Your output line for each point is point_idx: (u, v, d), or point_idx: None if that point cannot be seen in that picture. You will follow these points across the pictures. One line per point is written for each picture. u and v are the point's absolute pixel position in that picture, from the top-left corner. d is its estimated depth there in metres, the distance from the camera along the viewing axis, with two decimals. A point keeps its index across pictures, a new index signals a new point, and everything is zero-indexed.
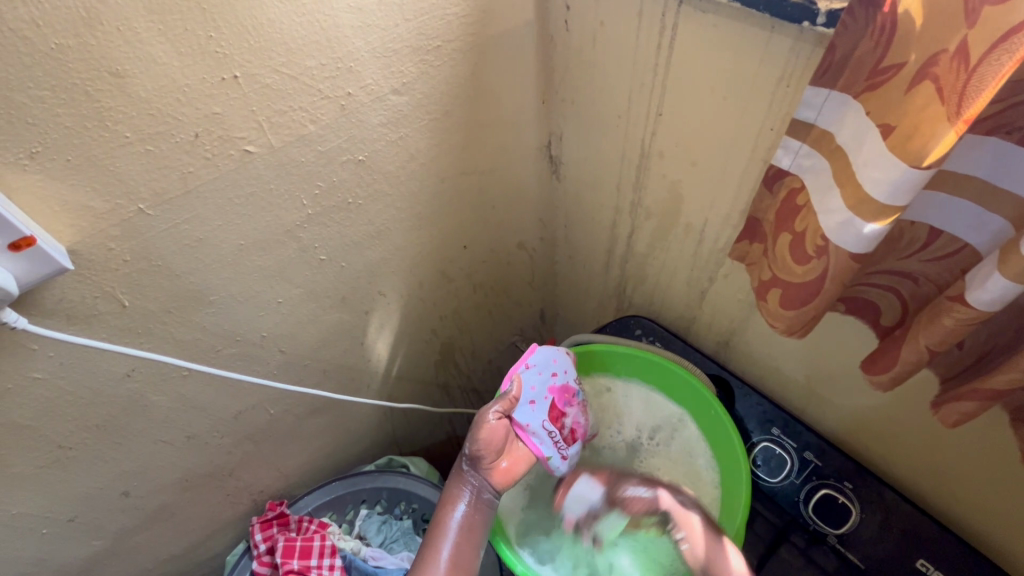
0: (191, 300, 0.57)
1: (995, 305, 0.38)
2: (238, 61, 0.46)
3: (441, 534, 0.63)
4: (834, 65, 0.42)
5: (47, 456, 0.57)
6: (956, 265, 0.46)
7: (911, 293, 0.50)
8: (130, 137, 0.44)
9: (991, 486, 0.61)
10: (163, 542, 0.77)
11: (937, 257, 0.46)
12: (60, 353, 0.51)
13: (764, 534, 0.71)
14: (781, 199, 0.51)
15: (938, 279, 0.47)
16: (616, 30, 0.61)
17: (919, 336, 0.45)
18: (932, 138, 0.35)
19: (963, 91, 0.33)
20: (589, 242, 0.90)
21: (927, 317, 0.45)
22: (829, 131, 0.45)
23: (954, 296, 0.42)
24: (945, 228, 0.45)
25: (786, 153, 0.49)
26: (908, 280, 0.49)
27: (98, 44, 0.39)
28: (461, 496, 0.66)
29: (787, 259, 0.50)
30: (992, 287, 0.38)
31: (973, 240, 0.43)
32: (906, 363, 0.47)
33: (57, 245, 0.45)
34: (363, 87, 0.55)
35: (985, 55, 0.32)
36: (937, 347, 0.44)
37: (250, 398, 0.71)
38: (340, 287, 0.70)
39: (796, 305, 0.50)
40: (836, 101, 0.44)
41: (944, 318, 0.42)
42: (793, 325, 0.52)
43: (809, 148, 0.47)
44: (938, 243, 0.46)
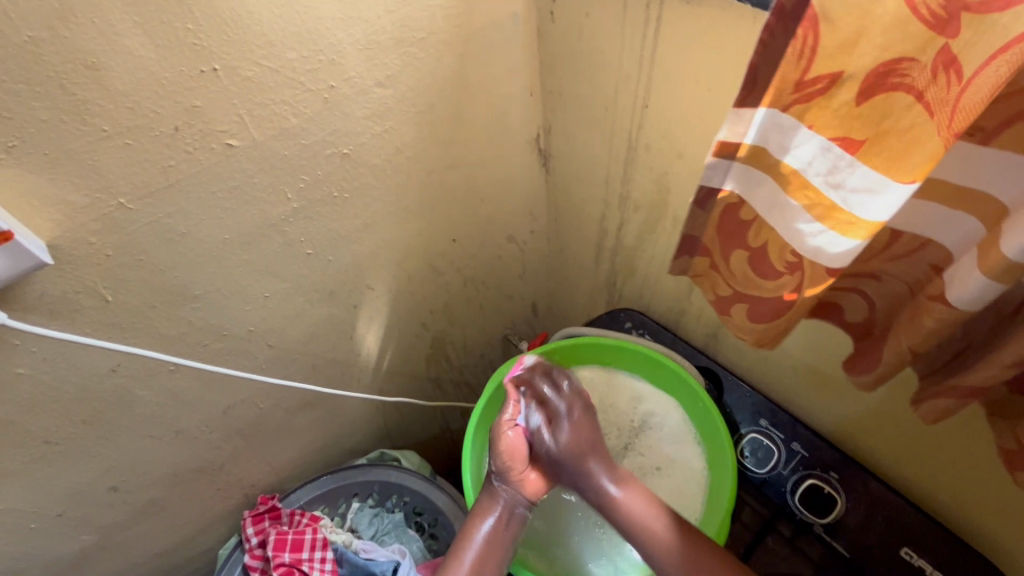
0: (176, 294, 0.57)
1: (979, 304, 0.38)
2: (217, 53, 0.45)
3: (467, 546, 0.66)
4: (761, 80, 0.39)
5: (33, 451, 0.57)
6: (920, 263, 0.46)
7: (878, 291, 0.51)
8: (108, 130, 0.44)
9: (974, 476, 0.61)
10: (155, 537, 0.77)
11: (901, 256, 0.47)
12: (43, 348, 0.51)
13: (751, 522, 0.74)
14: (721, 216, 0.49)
15: (906, 277, 0.48)
16: (602, 22, 0.61)
17: (901, 337, 0.46)
18: (923, 151, 0.34)
19: (955, 103, 0.32)
20: (579, 235, 0.90)
21: (910, 316, 0.45)
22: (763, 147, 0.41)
23: (933, 296, 0.42)
24: (909, 228, 0.45)
25: (716, 172, 0.46)
26: (874, 279, 0.50)
27: (72, 37, 0.39)
28: (492, 511, 0.68)
29: (752, 276, 0.50)
30: (971, 286, 0.38)
31: (937, 238, 0.43)
32: (889, 363, 0.48)
33: (36, 240, 0.45)
34: (346, 80, 0.55)
35: (980, 69, 0.30)
36: (918, 348, 0.45)
37: (238, 392, 0.71)
38: (327, 281, 0.70)
39: (767, 317, 0.51)
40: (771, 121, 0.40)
41: (925, 317, 0.43)
42: (762, 338, 0.53)
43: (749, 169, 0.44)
44: (901, 243, 0.46)
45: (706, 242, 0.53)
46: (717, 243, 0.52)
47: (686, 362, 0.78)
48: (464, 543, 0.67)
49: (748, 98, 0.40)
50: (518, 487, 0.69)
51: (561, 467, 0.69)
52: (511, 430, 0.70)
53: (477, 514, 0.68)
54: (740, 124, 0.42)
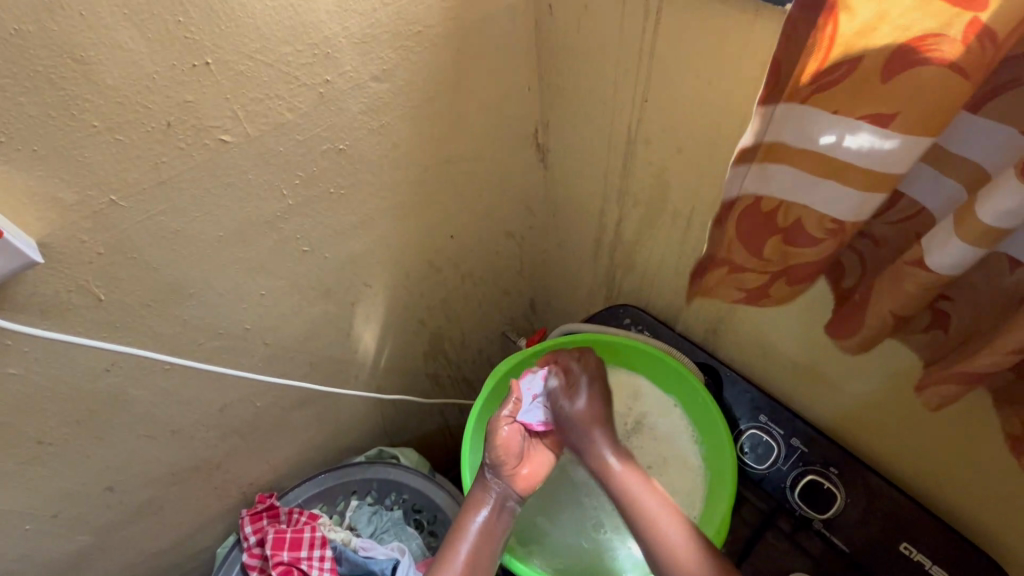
0: (170, 293, 0.56)
1: (957, 268, 0.38)
2: (209, 47, 0.44)
3: (461, 539, 0.66)
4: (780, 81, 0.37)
5: (27, 452, 0.57)
6: (912, 229, 0.44)
7: (868, 252, 0.48)
8: (99, 126, 0.43)
9: (973, 468, 0.61)
10: (151, 536, 0.76)
11: (896, 219, 0.45)
12: (35, 348, 0.51)
13: (750, 518, 0.72)
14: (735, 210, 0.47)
15: (895, 242, 0.45)
16: (601, 14, 0.60)
17: (883, 300, 0.44)
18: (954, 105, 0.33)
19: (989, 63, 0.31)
20: (578, 231, 0.89)
21: (888, 281, 0.43)
22: (780, 141, 0.40)
23: (910, 260, 0.41)
24: (906, 188, 0.43)
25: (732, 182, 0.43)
26: (864, 240, 0.47)
27: (61, 30, 0.38)
28: (484, 502, 0.68)
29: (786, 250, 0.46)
30: (952, 250, 0.37)
31: (932, 206, 0.42)
32: (872, 326, 0.46)
33: (26, 238, 0.44)
34: (341, 74, 0.54)
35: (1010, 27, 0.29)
36: (899, 312, 0.44)
37: (235, 391, 0.70)
38: (324, 279, 0.69)
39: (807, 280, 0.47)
40: (784, 117, 0.39)
41: (906, 282, 0.41)
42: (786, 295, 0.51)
43: (764, 166, 0.42)
44: (900, 205, 0.44)
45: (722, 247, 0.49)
46: (734, 239, 0.48)
47: (685, 358, 0.78)
48: (460, 533, 0.67)
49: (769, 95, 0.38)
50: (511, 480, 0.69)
51: (566, 432, 0.72)
52: (508, 425, 0.69)
53: (469, 508, 0.69)
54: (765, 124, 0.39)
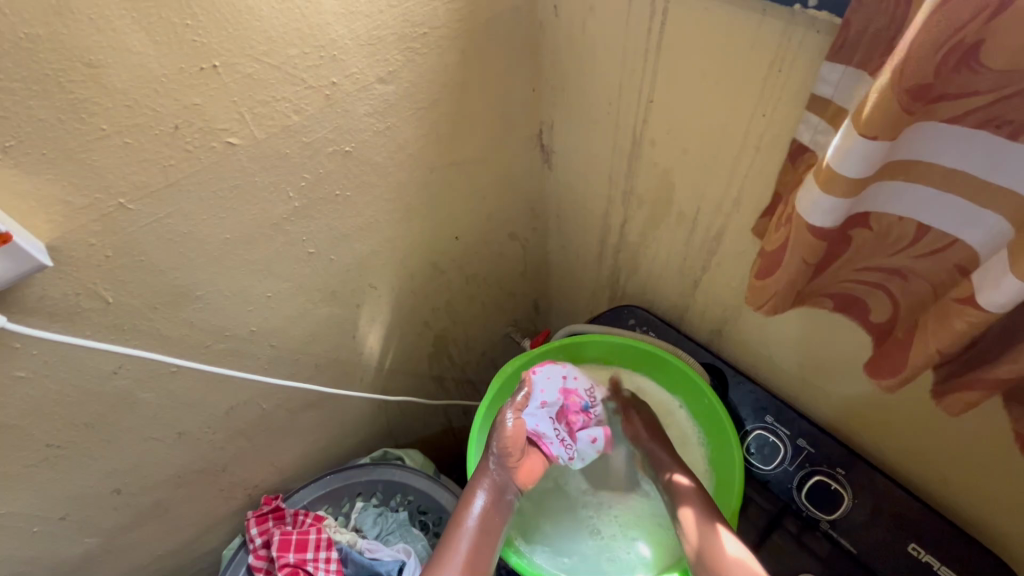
0: (178, 295, 0.56)
1: (1008, 307, 0.37)
2: (217, 50, 0.44)
3: (458, 536, 0.64)
4: (850, 41, 0.41)
5: (35, 455, 0.57)
6: (947, 262, 0.45)
7: (901, 289, 0.49)
8: (107, 129, 0.43)
9: (982, 468, 0.61)
10: (158, 538, 0.76)
11: (927, 253, 0.46)
12: (44, 351, 0.51)
13: (757, 519, 0.71)
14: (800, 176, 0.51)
15: (930, 276, 0.46)
16: (606, 16, 0.60)
17: (929, 339, 0.44)
18: (884, 104, 0.35)
19: (907, 57, 0.33)
20: (582, 232, 0.89)
21: (937, 319, 0.43)
22: (845, 108, 0.44)
23: (963, 298, 0.40)
24: (933, 224, 0.44)
25: (807, 128, 0.49)
26: (898, 276, 0.49)
27: (70, 34, 0.38)
28: (482, 493, 0.66)
29: (770, 232, 0.51)
30: (1004, 290, 0.36)
31: (966, 238, 0.42)
32: (914, 366, 0.46)
33: (36, 242, 0.44)
34: (348, 76, 0.54)
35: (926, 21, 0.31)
36: (947, 351, 0.43)
37: (241, 393, 0.70)
38: (330, 281, 0.69)
39: (764, 275, 0.51)
40: (851, 79, 0.43)
41: (956, 321, 0.41)
42: (777, 305, 0.52)
43: (827, 125, 0.47)
44: (926, 239, 0.45)
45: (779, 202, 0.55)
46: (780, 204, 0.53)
47: (692, 359, 0.78)
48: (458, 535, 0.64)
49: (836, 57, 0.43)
50: (510, 472, 0.67)
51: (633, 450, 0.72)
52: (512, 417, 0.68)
53: (466, 501, 0.66)
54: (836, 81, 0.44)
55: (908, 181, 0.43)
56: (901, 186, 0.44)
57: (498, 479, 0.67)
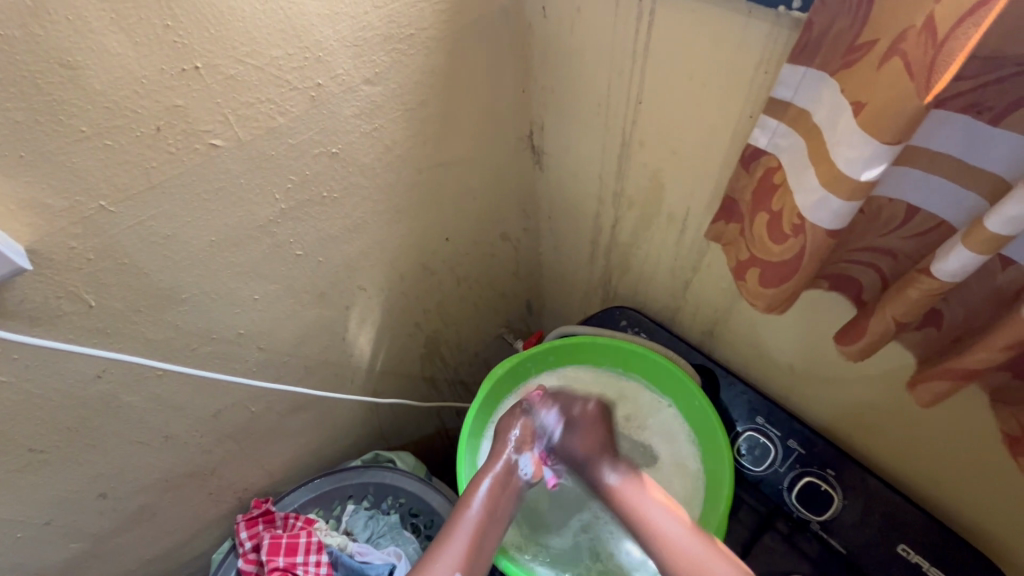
0: (162, 298, 0.56)
1: (959, 276, 0.39)
2: (198, 51, 0.44)
3: (467, 512, 0.65)
4: (812, 41, 0.42)
5: (18, 460, 0.56)
6: (936, 242, 0.45)
7: (890, 268, 0.49)
8: (87, 131, 0.43)
9: (970, 467, 0.61)
10: (146, 543, 0.76)
11: (917, 234, 0.46)
12: (24, 355, 0.50)
13: (748, 520, 0.71)
14: (757, 179, 0.52)
15: (919, 255, 0.47)
16: (594, 17, 0.60)
17: (888, 306, 0.45)
18: (901, 111, 0.34)
19: (930, 67, 0.32)
20: (573, 233, 0.89)
21: (895, 289, 0.45)
22: (807, 109, 0.45)
23: (921, 267, 0.42)
24: (922, 205, 0.44)
25: (763, 132, 0.50)
26: (887, 257, 0.49)
27: (47, 35, 0.38)
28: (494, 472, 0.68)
29: (765, 239, 0.49)
30: (955, 258, 0.39)
31: (951, 217, 0.43)
32: (873, 334, 0.48)
33: (15, 245, 0.44)
34: (333, 78, 0.54)
35: (952, 29, 0.30)
36: (902, 318, 0.45)
37: (229, 396, 0.70)
38: (318, 283, 0.69)
39: (778, 282, 0.49)
40: (812, 80, 0.44)
41: (910, 289, 0.43)
42: (773, 304, 0.51)
43: (787, 127, 0.47)
44: (915, 220, 0.45)
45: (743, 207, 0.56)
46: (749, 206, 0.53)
47: (682, 359, 0.78)
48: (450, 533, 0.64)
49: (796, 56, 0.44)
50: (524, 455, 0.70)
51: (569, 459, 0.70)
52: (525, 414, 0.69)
53: (477, 479, 0.68)
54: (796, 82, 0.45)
55: (903, 167, 0.43)
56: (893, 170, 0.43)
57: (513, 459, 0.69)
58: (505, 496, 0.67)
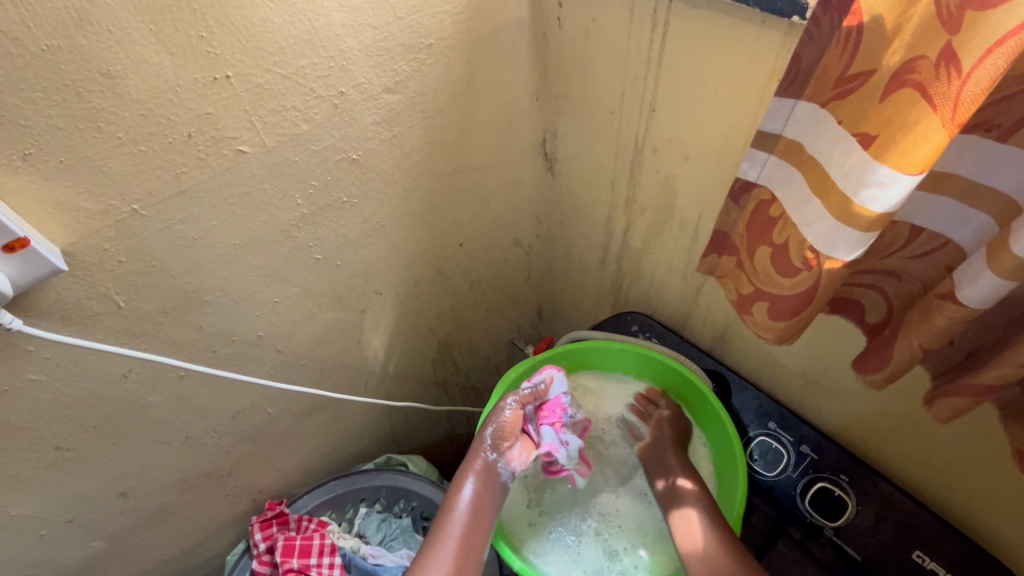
0: (187, 300, 0.57)
1: (988, 303, 0.39)
2: (230, 60, 0.46)
3: (450, 519, 0.65)
4: (801, 74, 0.41)
5: (45, 457, 0.57)
6: (939, 263, 0.46)
7: (894, 290, 0.50)
8: (123, 138, 0.44)
9: (982, 474, 0.61)
10: (163, 543, 0.77)
11: (920, 254, 0.47)
12: (55, 354, 0.52)
13: (761, 526, 0.72)
14: (749, 213, 0.52)
15: (922, 277, 0.47)
16: (607, 27, 0.62)
17: (912, 335, 0.46)
18: (929, 142, 0.35)
19: (958, 98, 0.33)
20: (585, 239, 0.90)
21: (919, 317, 0.45)
22: (797, 141, 0.45)
23: (944, 295, 0.42)
24: (927, 225, 0.45)
25: (752, 165, 0.49)
26: (892, 278, 0.50)
27: (89, 45, 0.39)
28: (471, 478, 0.68)
29: (774, 271, 0.50)
30: (982, 285, 0.38)
31: (957, 238, 0.44)
32: (897, 362, 0.48)
33: (52, 246, 0.45)
34: (356, 86, 0.55)
35: (978, 61, 0.31)
36: (929, 346, 0.45)
37: (247, 397, 0.71)
38: (336, 286, 0.70)
39: (791, 315, 0.49)
40: (801, 113, 0.43)
41: (936, 318, 0.43)
42: (785, 335, 0.52)
43: (778, 160, 0.47)
44: (919, 240, 0.46)
45: (734, 240, 0.56)
46: (745, 239, 0.53)
47: (694, 365, 0.78)
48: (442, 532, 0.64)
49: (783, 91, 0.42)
50: (503, 452, 0.70)
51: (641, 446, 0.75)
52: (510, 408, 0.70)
53: (457, 487, 0.68)
54: (783, 113, 0.44)
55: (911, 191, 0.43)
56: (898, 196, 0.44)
57: (492, 460, 0.69)
58: (487, 497, 0.67)
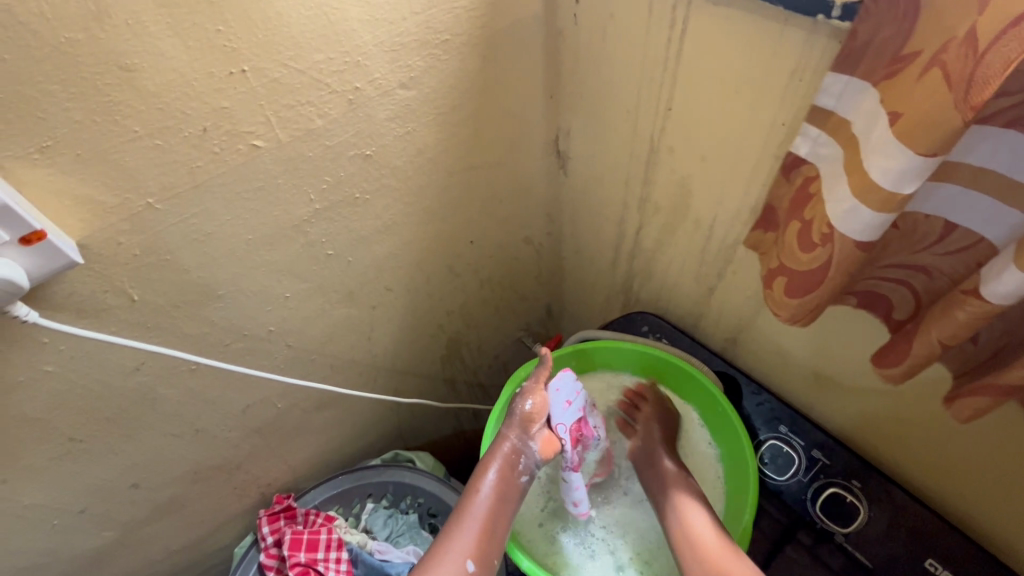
0: (200, 294, 0.57)
1: (1012, 299, 0.38)
2: (246, 54, 0.45)
3: (468, 514, 0.64)
4: (857, 50, 0.42)
5: (58, 448, 0.58)
6: (970, 260, 0.44)
7: (924, 286, 0.49)
8: (139, 131, 0.44)
9: (1000, 482, 0.60)
10: (173, 534, 0.77)
11: (952, 250, 0.45)
12: (70, 346, 0.52)
13: (770, 531, 0.70)
14: (795, 187, 0.51)
15: (952, 273, 0.46)
16: (625, 24, 0.61)
17: (932, 327, 0.45)
18: (938, 124, 0.34)
19: (971, 78, 0.32)
20: (597, 237, 0.89)
21: (940, 310, 0.44)
22: (847, 119, 0.45)
23: (967, 289, 0.41)
24: (959, 222, 0.44)
25: (804, 140, 0.49)
26: (922, 274, 0.48)
27: (107, 38, 0.39)
28: (495, 465, 0.67)
29: (794, 246, 0.49)
30: (1007, 280, 0.37)
31: (989, 235, 0.42)
32: (917, 355, 0.47)
33: (68, 240, 0.45)
34: (371, 82, 0.55)
35: (992, 41, 0.31)
36: (948, 341, 0.44)
37: (258, 392, 0.71)
38: (347, 283, 0.70)
39: (800, 292, 0.49)
40: (854, 89, 0.44)
41: (956, 311, 0.42)
42: (796, 314, 0.51)
43: (828, 137, 0.47)
44: (952, 237, 0.45)
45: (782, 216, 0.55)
46: (784, 216, 0.52)
47: (705, 366, 0.78)
48: (465, 518, 0.64)
49: (840, 66, 0.44)
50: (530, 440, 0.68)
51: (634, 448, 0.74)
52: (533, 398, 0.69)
53: (479, 473, 0.67)
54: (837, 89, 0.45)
55: (941, 182, 0.42)
56: (925, 187, 0.43)
57: (517, 446, 0.67)
58: (512, 486, 0.66)
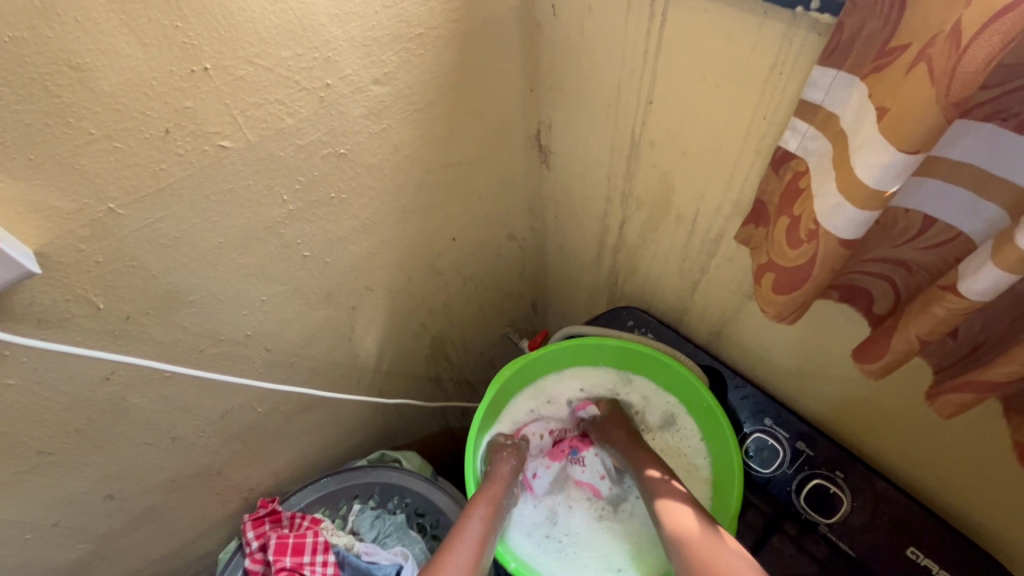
0: (169, 300, 0.55)
1: (988, 295, 0.38)
2: (207, 51, 0.43)
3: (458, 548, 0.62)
4: (842, 44, 0.42)
5: (26, 462, 0.56)
6: (949, 254, 0.45)
7: (904, 280, 0.49)
8: (96, 134, 0.42)
9: (979, 471, 0.61)
10: (154, 543, 0.76)
11: (931, 245, 0.45)
12: (33, 358, 0.50)
13: (755, 522, 0.71)
14: (785, 182, 0.51)
15: (932, 268, 0.46)
16: (604, 16, 0.60)
17: (908, 326, 0.45)
18: (922, 121, 0.34)
19: (951, 74, 0.32)
20: (581, 233, 0.88)
21: (919, 306, 0.44)
22: (834, 113, 0.45)
23: (945, 286, 0.41)
24: (939, 216, 0.44)
25: (794, 135, 0.49)
26: (900, 268, 0.49)
27: (56, 36, 0.37)
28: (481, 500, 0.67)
29: (784, 243, 0.48)
30: (984, 276, 0.37)
31: (967, 229, 0.42)
32: (896, 352, 0.47)
33: (23, 248, 0.43)
34: (342, 78, 0.53)
35: (974, 35, 0.30)
36: (927, 337, 0.44)
37: (236, 397, 0.70)
38: (325, 284, 0.68)
39: (789, 290, 0.48)
40: (841, 83, 0.43)
41: (935, 308, 0.42)
42: (784, 312, 0.50)
43: (816, 130, 0.47)
44: (931, 231, 0.45)
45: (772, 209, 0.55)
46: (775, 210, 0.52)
47: (690, 360, 0.77)
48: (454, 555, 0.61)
49: (823, 62, 0.43)
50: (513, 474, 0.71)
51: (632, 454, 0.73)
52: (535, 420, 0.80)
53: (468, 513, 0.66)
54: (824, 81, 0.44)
55: (924, 177, 0.42)
56: (913, 182, 0.43)
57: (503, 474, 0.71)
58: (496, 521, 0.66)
